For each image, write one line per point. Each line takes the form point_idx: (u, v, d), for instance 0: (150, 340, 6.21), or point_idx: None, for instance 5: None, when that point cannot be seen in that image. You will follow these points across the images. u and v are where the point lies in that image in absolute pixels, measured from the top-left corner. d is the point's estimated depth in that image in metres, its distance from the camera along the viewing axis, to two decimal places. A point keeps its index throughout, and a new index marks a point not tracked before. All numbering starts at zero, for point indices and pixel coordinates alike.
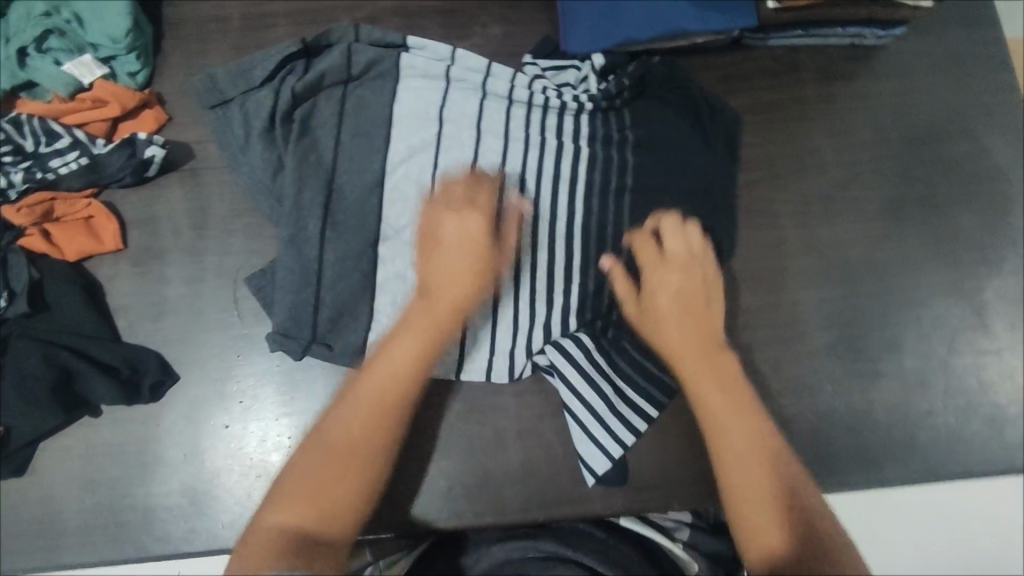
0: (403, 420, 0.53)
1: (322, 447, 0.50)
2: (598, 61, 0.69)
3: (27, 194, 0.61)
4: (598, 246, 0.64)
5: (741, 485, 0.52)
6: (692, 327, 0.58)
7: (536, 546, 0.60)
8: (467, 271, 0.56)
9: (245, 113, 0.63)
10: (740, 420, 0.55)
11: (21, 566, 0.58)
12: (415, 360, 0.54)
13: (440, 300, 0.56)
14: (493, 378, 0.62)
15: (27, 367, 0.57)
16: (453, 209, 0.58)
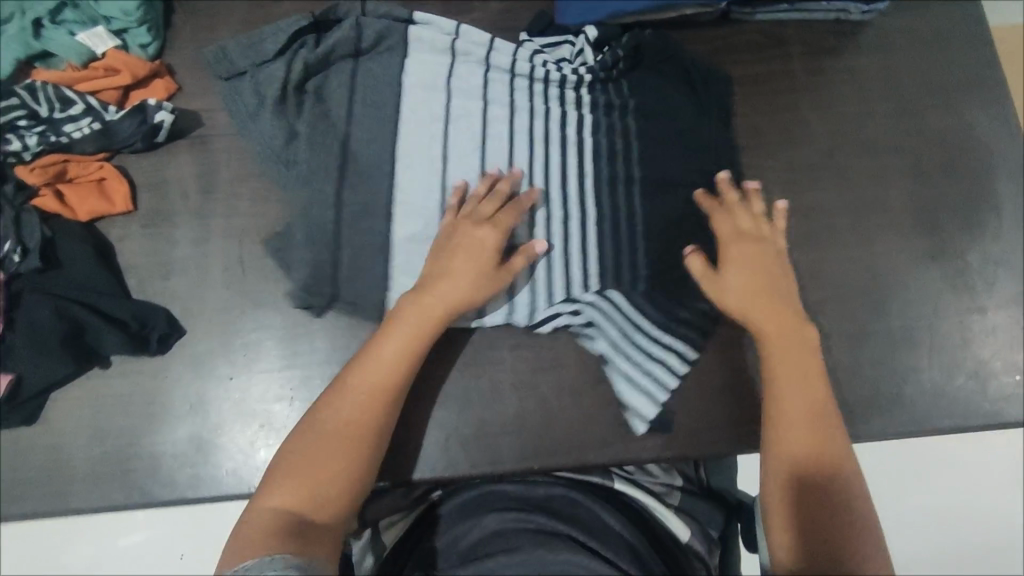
0: (391, 413, 0.56)
1: (317, 435, 0.54)
2: (592, 34, 0.71)
3: (40, 155, 0.63)
4: (610, 206, 0.67)
5: (789, 455, 0.55)
6: (766, 302, 0.60)
7: (531, 520, 0.54)
8: (461, 278, 0.59)
9: (256, 83, 0.66)
10: (800, 392, 0.57)
11: (33, 511, 0.60)
12: (410, 356, 0.57)
13: (432, 301, 0.58)
14: (514, 325, 0.65)
15: (39, 319, 0.59)
16: (467, 221, 0.62)
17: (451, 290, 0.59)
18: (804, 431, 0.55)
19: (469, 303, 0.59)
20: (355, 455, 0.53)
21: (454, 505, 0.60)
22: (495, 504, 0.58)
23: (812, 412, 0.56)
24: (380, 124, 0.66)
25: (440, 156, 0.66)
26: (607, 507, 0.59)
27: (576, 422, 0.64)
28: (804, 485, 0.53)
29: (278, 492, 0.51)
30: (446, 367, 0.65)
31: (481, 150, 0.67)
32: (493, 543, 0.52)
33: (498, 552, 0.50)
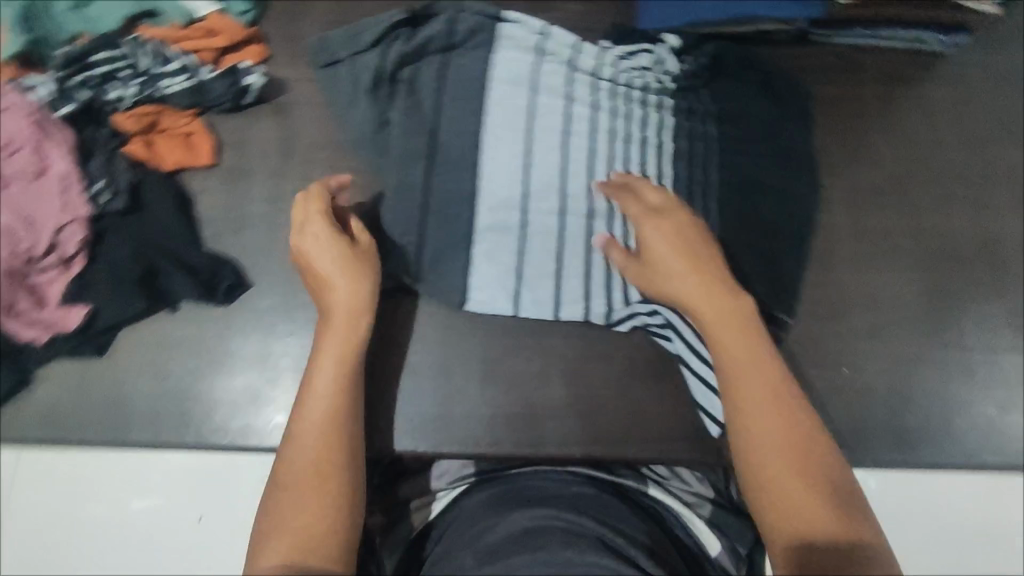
0: (349, 437, 0.54)
1: (285, 484, 0.51)
2: (672, 42, 0.74)
3: (138, 105, 0.66)
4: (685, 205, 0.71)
5: (755, 449, 0.51)
6: (690, 285, 0.60)
7: (561, 517, 0.51)
8: (341, 280, 0.60)
9: (350, 67, 0.70)
10: (752, 370, 0.55)
11: (91, 440, 0.61)
12: (343, 372, 0.57)
13: (341, 318, 0.59)
14: (591, 320, 0.66)
15: (118, 258, 0.62)
16: (317, 223, 0.61)
17: (351, 295, 0.59)
18: (774, 436, 0.51)
19: (360, 306, 0.59)
20: (326, 481, 0.52)
21: (478, 494, 0.58)
22: (524, 499, 0.55)
23: (770, 406, 0.53)
24: (466, 114, 0.70)
25: (525, 148, 0.70)
26: (630, 509, 0.56)
27: (622, 415, 0.65)
28: (793, 500, 0.48)
29: (273, 544, 0.48)
30: (500, 347, 0.66)
31: (563, 145, 0.70)
32: (515, 542, 0.49)
33: (523, 550, 0.47)
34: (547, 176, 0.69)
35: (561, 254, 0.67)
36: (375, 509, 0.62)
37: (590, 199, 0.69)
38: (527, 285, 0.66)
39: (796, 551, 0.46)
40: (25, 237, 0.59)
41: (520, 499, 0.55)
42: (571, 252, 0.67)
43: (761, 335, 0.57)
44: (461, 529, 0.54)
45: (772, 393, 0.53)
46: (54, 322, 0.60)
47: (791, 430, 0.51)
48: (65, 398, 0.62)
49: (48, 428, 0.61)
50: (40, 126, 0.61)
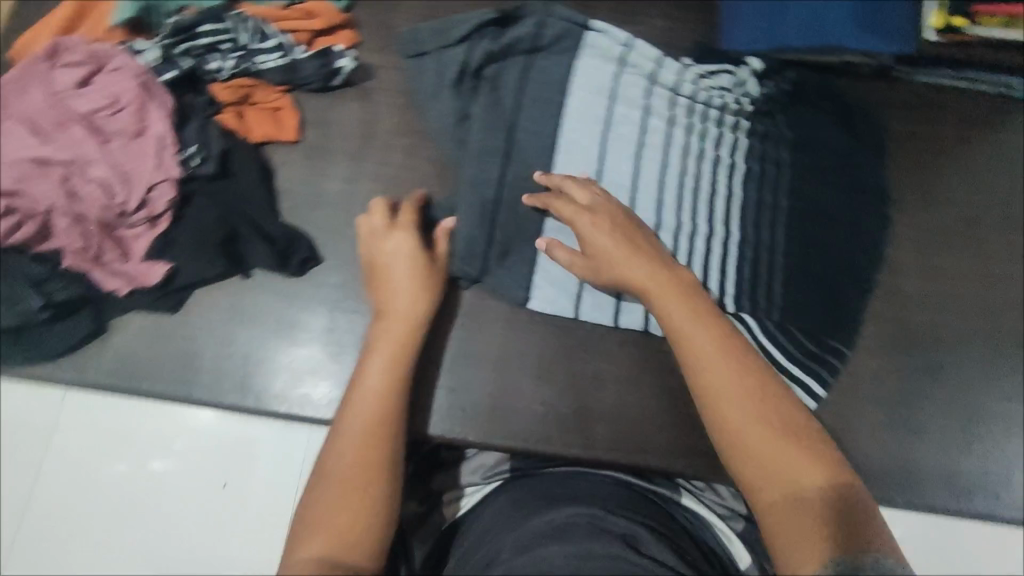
0: (398, 439, 0.53)
1: (331, 477, 0.50)
2: (755, 65, 0.75)
3: (235, 78, 0.70)
4: (753, 228, 0.70)
5: (738, 438, 0.49)
6: (639, 268, 0.59)
7: (587, 514, 0.50)
8: (411, 286, 0.61)
9: (435, 56, 0.71)
10: (710, 354, 0.53)
11: (157, 392, 0.63)
12: (397, 375, 0.56)
13: (399, 322, 0.60)
14: (650, 330, 0.66)
15: (205, 220, 0.65)
16: (389, 228, 0.63)
17: (410, 302, 0.60)
18: (750, 417, 0.49)
19: (420, 316, 0.60)
20: (367, 480, 0.50)
21: (507, 494, 0.58)
22: (547, 500, 0.54)
23: (742, 387, 0.51)
24: (544, 116, 0.71)
25: (598, 154, 0.70)
26: (654, 511, 0.56)
27: (674, 428, 0.65)
28: (777, 461, 0.47)
29: (309, 535, 0.46)
30: (557, 347, 0.66)
31: (637, 155, 0.71)
32: (540, 537, 0.48)
33: (550, 543, 0.47)
34: (619, 186, 0.70)
35: None
36: (407, 497, 0.61)
37: (658, 212, 0.70)
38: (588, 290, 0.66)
39: (789, 515, 0.44)
40: (118, 191, 0.61)
41: (562, 496, 0.55)
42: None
43: (712, 314, 0.56)
44: (483, 533, 0.53)
45: (727, 355, 0.52)
46: (136, 275, 0.62)
47: (754, 393, 0.50)
48: (138, 348, 0.64)
49: (119, 375, 0.63)
50: (144, 87, 0.64)
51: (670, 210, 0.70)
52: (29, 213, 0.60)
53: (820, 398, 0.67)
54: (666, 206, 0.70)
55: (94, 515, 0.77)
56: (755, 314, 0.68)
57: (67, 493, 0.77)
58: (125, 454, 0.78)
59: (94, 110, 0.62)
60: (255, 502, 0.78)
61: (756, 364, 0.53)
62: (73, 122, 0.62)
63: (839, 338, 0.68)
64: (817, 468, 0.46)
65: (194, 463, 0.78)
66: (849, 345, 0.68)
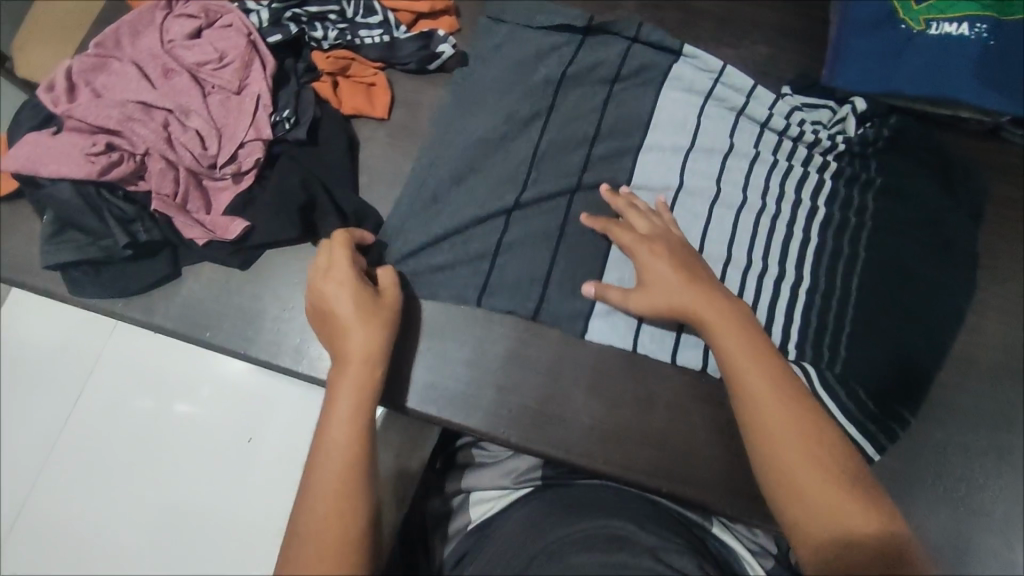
0: (366, 474, 0.48)
1: (306, 536, 0.45)
2: (859, 106, 0.71)
3: (335, 48, 0.71)
4: (827, 275, 0.68)
5: (786, 483, 0.46)
6: (697, 295, 0.56)
7: (603, 526, 0.49)
8: (362, 320, 0.55)
9: (519, 60, 0.72)
10: (760, 395, 0.50)
11: (217, 343, 0.65)
12: (356, 408, 0.51)
13: (353, 354, 0.54)
14: (708, 370, 0.64)
15: (286, 184, 0.65)
16: (333, 275, 0.57)
17: (366, 344, 0.54)
18: (798, 462, 0.47)
19: (382, 347, 0.55)
20: (345, 536, 0.45)
21: (530, 505, 0.58)
22: (583, 509, 0.54)
23: (790, 430, 0.48)
24: (628, 131, 0.71)
25: (676, 174, 0.70)
26: (675, 526, 0.54)
27: (718, 465, 0.62)
28: (837, 519, 0.44)
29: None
30: (611, 363, 0.65)
31: (715, 182, 0.69)
32: (573, 543, 0.48)
33: (580, 551, 0.47)
34: (692, 212, 0.68)
35: None
36: (435, 494, 0.67)
37: (728, 245, 0.68)
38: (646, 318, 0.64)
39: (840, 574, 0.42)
40: (212, 143, 0.63)
41: (595, 508, 0.54)
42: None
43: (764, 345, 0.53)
44: (513, 533, 0.54)
45: (780, 400, 0.49)
46: (215, 227, 0.64)
47: (809, 443, 0.47)
48: (207, 298, 0.66)
49: (184, 319, 0.65)
50: (251, 47, 0.66)
51: (745, 242, 0.68)
52: (126, 152, 0.61)
53: (875, 460, 0.63)
54: (738, 240, 0.68)
55: (121, 446, 0.79)
56: (818, 364, 0.65)
57: (98, 421, 0.80)
58: (161, 408, 0.80)
59: (201, 62, 0.65)
60: (273, 460, 0.78)
61: (805, 402, 0.50)
62: (180, 71, 0.64)
63: (909, 402, 0.64)
64: (876, 529, 0.43)
65: (221, 411, 0.80)
66: (913, 415, 0.64)
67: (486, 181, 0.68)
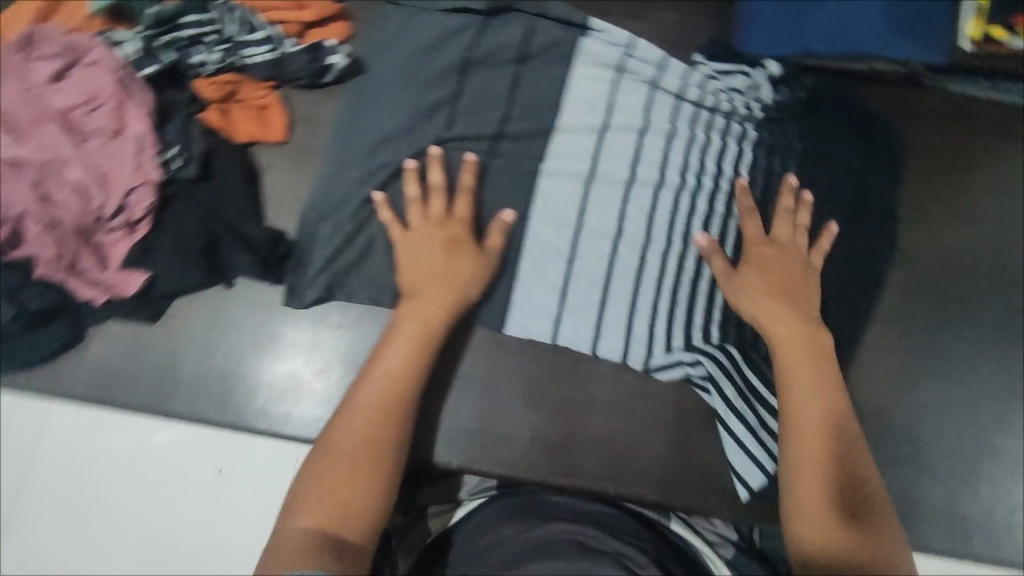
0: (399, 424, 0.55)
1: (326, 459, 0.52)
2: (772, 69, 0.70)
3: (220, 71, 0.66)
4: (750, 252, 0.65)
5: (811, 447, 0.53)
6: (770, 297, 0.60)
7: (565, 529, 0.52)
8: (452, 277, 0.60)
9: (409, 57, 0.67)
10: (815, 387, 0.56)
11: (135, 404, 0.62)
12: (409, 359, 0.57)
13: (426, 305, 0.59)
14: (628, 362, 0.63)
15: (186, 227, 0.62)
16: (433, 224, 0.62)
17: (439, 294, 0.59)
18: (823, 440, 0.53)
19: (461, 299, 0.60)
20: (360, 470, 0.51)
21: (492, 507, 0.58)
22: (545, 511, 0.56)
23: (828, 418, 0.54)
24: (539, 121, 0.67)
25: (593, 160, 0.66)
26: (635, 521, 0.58)
27: (660, 458, 0.63)
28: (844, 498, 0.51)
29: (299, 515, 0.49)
30: (547, 368, 0.64)
31: (635, 162, 0.66)
32: (532, 549, 0.50)
33: (538, 559, 0.49)
34: (609, 194, 0.66)
35: (608, 288, 0.64)
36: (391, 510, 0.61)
37: (648, 230, 0.65)
38: (567, 312, 0.64)
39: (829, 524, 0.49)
40: (94, 194, 0.58)
41: (542, 509, 0.57)
42: (619, 271, 0.64)
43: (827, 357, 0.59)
44: (469, 539, 0.55)
45: (826, 402, 0.55)
46: (112, 285, 0.60)
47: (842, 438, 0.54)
48: (116, 357, 0.63)
49: (97, 385, 0.62)
50: (122, 84, 0.60)
51: (666, 223, 0.65)
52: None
53: None
54: (658, 221, 0.65)
55: None
56: (746, 341, 0.64)
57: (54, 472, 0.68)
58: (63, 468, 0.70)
59: (71, 106, 0.59)
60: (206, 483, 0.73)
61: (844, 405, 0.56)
62: (49, 120, 0.58)
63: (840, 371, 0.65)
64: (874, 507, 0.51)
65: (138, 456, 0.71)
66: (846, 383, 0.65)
67: (391, 190, 0.64)
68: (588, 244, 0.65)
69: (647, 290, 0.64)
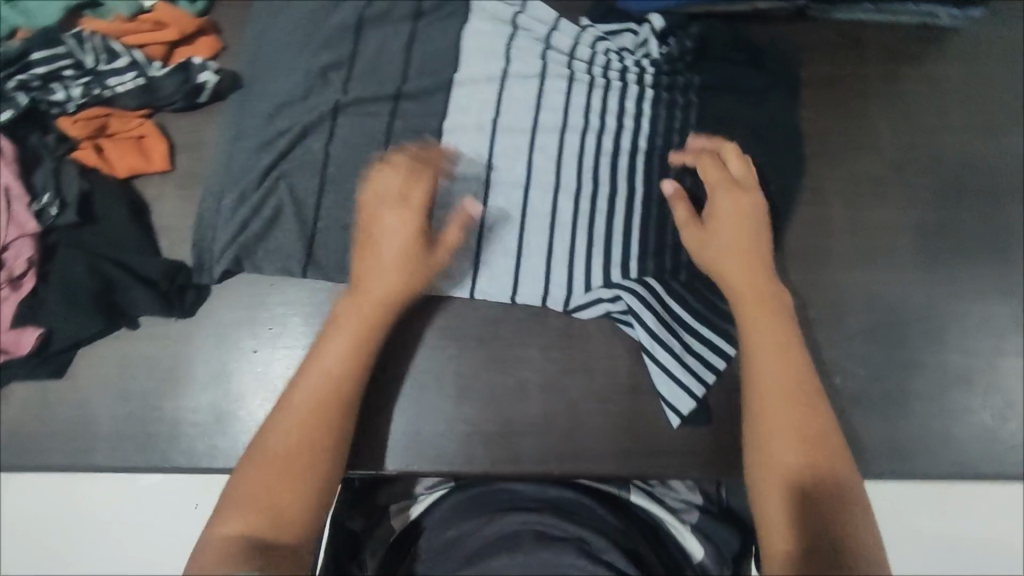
0: (337, 425, 0.52)
1: (258, 464, 0.49)
2: (656, 23, 0.68)
3: (85, 107, 0.63)
4: (658, 205, 0.65)
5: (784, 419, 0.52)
6: (734, 257, 0.59)
7: (523, 522, 0.57)
8: (398, 266, 0.58)
9: (293, 65, 0.67)
10: (783, 356, 0.54)
11: (52, 465, 0.60)
12: (348, 354, 0.55)
13: (366, 295, 0.57)
14: (549, 304, 0.63)
15: (72, 274, 0.59)
16: (392, 200, 0.59)
17: (387, 281, 0.57)
18: (796, 416, 0.52)
19: (408, 291, 0.58)
20: (295, 477, 0.49)
21: (450, 498, 0.62)
22: (501, 502, 0.60)
23: (802, 393, 0.53)
24: (427, 112, 0.66)
25: (490, 131, 0.66)
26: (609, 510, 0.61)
27: (597, 429, 0.62)
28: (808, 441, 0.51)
29: (224, 523, 0.47)
30: (472, 357, 0.63)
31: (532, 129, 0.66)
32: (496, 544, 0.55)
33: (500, 553, 0.54)
34: (514, 144, 0.66)
35: (522, 233, 0.64)
36: (355, 513, 0.66)
37: (554, 195, 0.65)
38: (483, 263, 0.63)
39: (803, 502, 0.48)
40: None
41: (495, 500, 0.61)
42: (529, 219, 0.64)
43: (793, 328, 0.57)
44: (434, 534, 0.60)
45: (796, 365, 0.54)
46: (5, 346, 0.58)
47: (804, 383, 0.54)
48: (25, 422, 0.61)
49: (9, 451, 0.60)
50: None
51: (574, 184, 0.65)
52: None
53: (732, 354, 0.62)
54: (563, 188, 0.65)
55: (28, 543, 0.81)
56: (663, 274, 0.64)
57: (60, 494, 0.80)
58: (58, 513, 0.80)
59: None
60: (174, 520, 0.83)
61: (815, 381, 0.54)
62: None
63: None
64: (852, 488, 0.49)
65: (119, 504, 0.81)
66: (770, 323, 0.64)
67: (283, 200, 0.64)
68: (494, 222, 0.64)
69: (561, 226, 0.64)
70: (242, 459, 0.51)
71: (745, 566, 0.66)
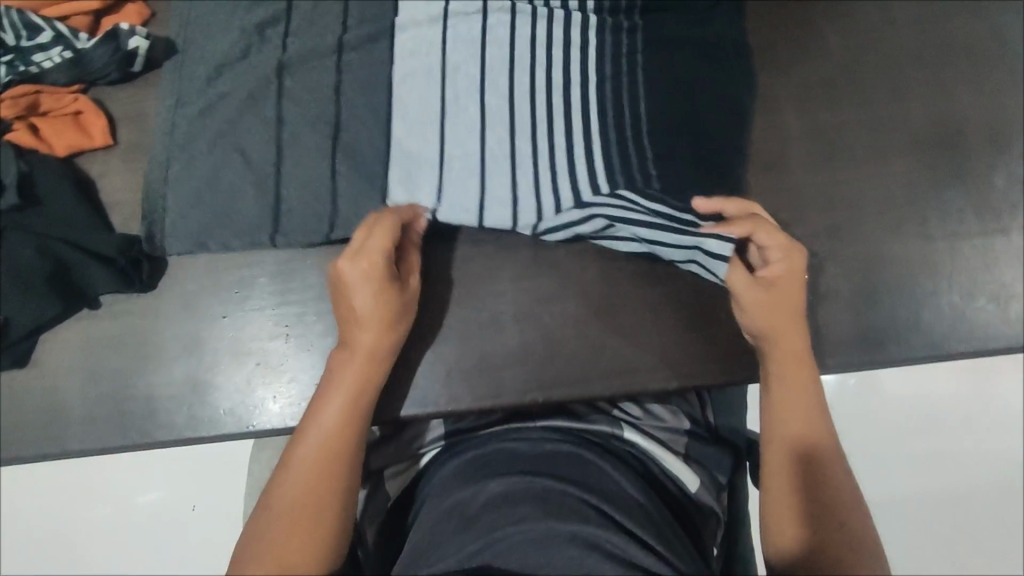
0: (348, 480, 0.50)
1: (271, 531, 0.47)
2: None
3: (12, 87, 0.61)
4: (617, 125, 0.63)
5: (811, 460, 0.53)
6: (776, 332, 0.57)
7: (527, 482, 0.49)
8: (377, 322, 0.54)
9: (226, 19, 0.65)
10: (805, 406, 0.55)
11: (30, 455, 0.58)
12: (344, 411, 0.52)
13: (356, 357, 0.54)
14: (517, 228, 0.63)
15: (22, 257, 0.57)
16: (370, 256, 0.55)
17: (372, 337, 0.54)
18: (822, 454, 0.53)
19: (390, 348, 0.55)
20: (310, 533, 0.47)
21: (455, 458, 0.55)
22: (496, 461, 0.52)
23: (815, 428, 0.55)
24: (373, 57, 0.65)
25: (439, 74, 0.64)
26: (619, 466, 0.53)
27: (577, 352, 0.62)
28: (800, 424, 0.55)
29: None
30: (446, 297, 0.63)
31: (480, 68, 0.64)
32: (498, 515, 0.46)
33: (506, 523, 0.45)
34: (464, 84, 0.64)
35: (484, 170, 0.62)
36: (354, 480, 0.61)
37: (509, 131, 0.63)
38: (447, 195, 0.62)
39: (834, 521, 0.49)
40: None
41: (484, 460, 0.53)
42: (486, 145, 0.63)
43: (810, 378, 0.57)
44: (431, 503, 0.51)
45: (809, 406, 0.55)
46: None
47: (799, 363, 0.57)
48: None
49: None
50: None
51: (528, 116, 0.63)
52: None
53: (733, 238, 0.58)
54: (518, 123, 0.63)
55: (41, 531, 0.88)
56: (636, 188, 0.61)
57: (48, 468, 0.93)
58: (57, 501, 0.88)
59: None
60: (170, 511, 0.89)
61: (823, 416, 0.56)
62: None
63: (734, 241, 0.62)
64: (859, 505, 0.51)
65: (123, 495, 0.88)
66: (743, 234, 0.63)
67: (230, 161, 0.62)
68: (451, 162, 0.62)
69: (520, 158, 0.62)
70: (250, 525, 0.48)
71: (738, 484, 0.67)
